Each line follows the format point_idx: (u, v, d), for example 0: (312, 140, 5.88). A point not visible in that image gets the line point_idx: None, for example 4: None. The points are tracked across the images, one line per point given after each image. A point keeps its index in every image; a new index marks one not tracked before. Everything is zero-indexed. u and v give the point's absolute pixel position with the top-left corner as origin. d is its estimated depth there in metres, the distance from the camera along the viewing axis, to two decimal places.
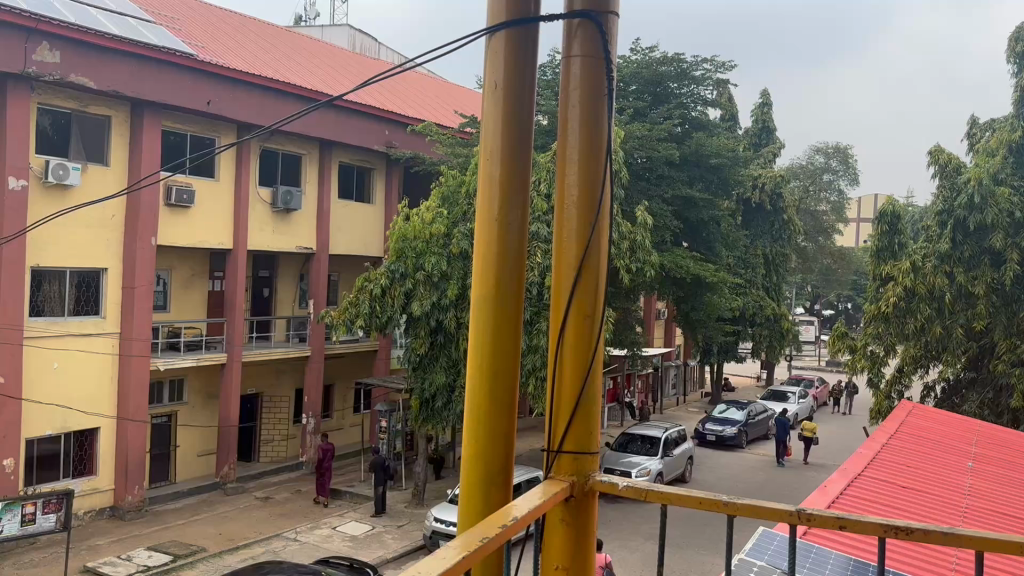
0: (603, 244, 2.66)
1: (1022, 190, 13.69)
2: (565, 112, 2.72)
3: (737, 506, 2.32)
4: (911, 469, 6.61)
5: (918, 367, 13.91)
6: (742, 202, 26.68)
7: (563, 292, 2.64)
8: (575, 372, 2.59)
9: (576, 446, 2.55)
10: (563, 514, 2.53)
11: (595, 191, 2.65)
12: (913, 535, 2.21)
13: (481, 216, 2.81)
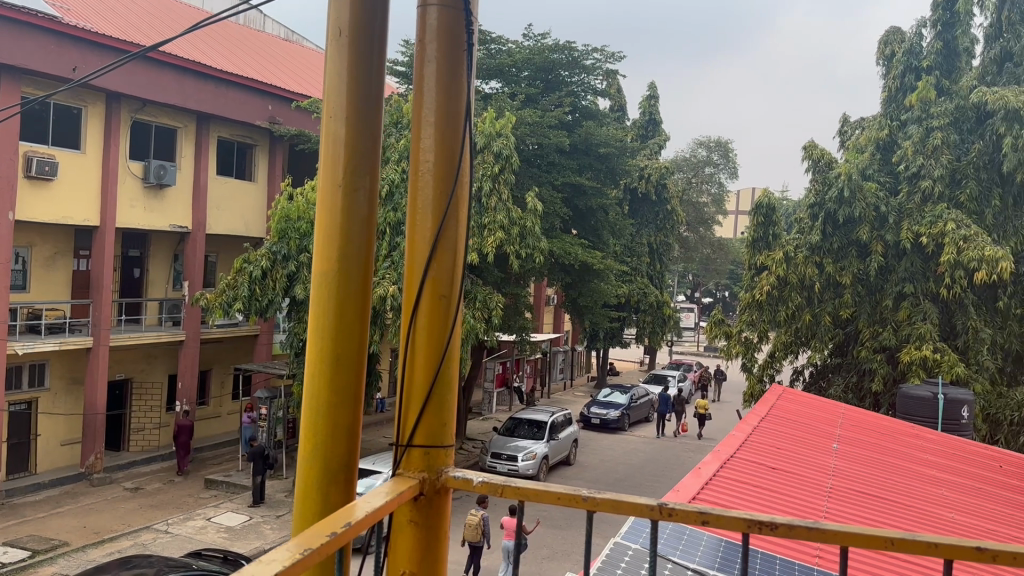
0: (462, 216, 2.44)
1: (887, 186, 14.51)
2: (420, 69, 2.47)
3: (595, 500, 2.14)
4: (780, 451, 6.83)
5: (788, 352, 14.57)
6: (629, 192, 27.20)
7: (416, 268, 2.39)
8: (429, 356, 2.35)
9: (428, 440, 2.30)
10: (412, 514, 2.27)
11: (454, 159, 2.42)
12: (774, 530, 2.09)
13: (322, 183, 2.45)
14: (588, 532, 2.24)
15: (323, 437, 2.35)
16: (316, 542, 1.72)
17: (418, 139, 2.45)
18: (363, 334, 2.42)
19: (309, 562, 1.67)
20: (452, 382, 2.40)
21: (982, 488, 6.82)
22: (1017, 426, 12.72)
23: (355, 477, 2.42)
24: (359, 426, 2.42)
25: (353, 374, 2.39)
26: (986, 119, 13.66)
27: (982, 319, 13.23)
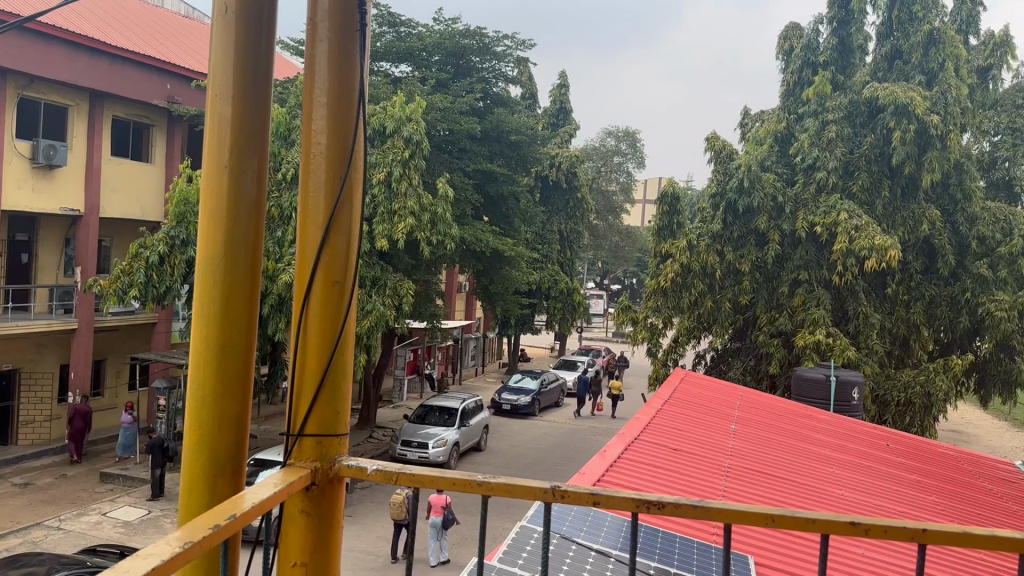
0: (356, 199, 2.28)
1: (784, 177, 15.10)
2: (311, 46, 2.30)
3: (490, 485, 2.07)
4: (682, 433, 7.03)
5: (691, 337, 15.04)
6: (540, 179, 27.36)
7: (308, 253, 2.23)
8: (322, 346, 2.19)
9: (320, 428, 2.16)
10: (303, 505, 2.13)
11: (347, 140, 2.26)
12: (663, 509, 1.99)
13: (207, 167, 2.32)
14: (483, 515, 2.18)
15: (209, 428, 2.24)
16: (197, 535, 1.67)
17: (309, 120, 2.28)
18: (252, 323, 2.31)
19: (190, 556, 1.61)
20: (348, 368, 2.26)
21: (870, 465, 7.20)
22: (902, 405, 13.46)
23: (245, 467, 2.33)
24: (248, 417, 2.32)
25: (240, 364, 2.29)
26: (877, 113, 14.33)
27: (870, 305, 13.94)
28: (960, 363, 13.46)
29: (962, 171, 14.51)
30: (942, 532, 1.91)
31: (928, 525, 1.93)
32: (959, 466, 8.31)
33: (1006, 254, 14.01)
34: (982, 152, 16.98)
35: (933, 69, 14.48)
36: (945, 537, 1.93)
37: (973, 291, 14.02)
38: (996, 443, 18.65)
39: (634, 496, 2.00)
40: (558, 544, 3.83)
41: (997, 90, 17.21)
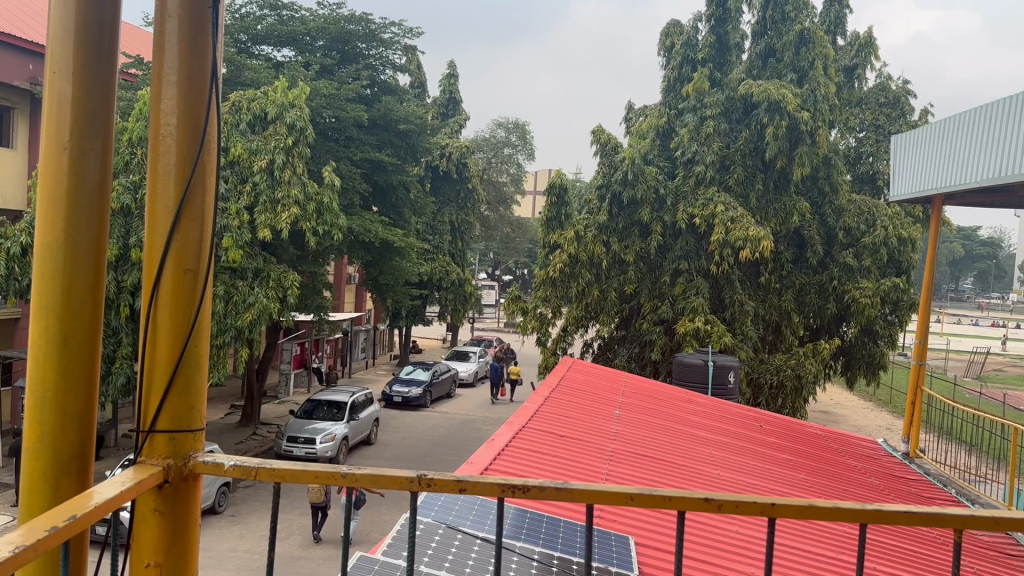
0: (209, 185, 2.18)
1: (666, 169, 15.58)
2: (159, 24, 2.17)
3: (353, 476, 2.03)
4: (568, 419, 7.17)
5: (579, 326, 15.30)
6: (430, 169, 27.19)
7: (157, 240, 2.11)
8: (173, 338, 2.09)
9: (173, 424, 2.07)
10: (155, 504, 2.04)
11: (198, 123, 2.15)
12: (526, 492, 2.00)
13: (44, 148, 2.17)
14: (347, 507, 2.14)
15: (50, 425, 2.11)
16: (33, 539, 1.57)
17: (158, 99, 2.16)
18: (95, 313, 2.19)
19: (22, 560, 1.52)
20: (203, 359, 2.17)
21: (745, 445, 7.56)
22: (775, 388, 14.15)
23: (92, 466, 2.21)
24: (94, 413, 2.20)
25: (84, 357, 2.16)
26: (751, 109, 14.99)
27: (745, 293, 14.59)
28: (827, 348, 14.29)
29: (830, 166, 15.40)
30: (791, 505, 1.94)
31: (778, 498, 1.97)
32: (826, 445, 8.83)
33: (868, 244, 14.91)
34: (848, 148, 18.01)
35: (803, 68, 15.25)
36: (793, 510, 1.95)
37: (839, 279, 14.95)
38: (861, 422, 19.93)
39: (496, 482, 2.00)
40: (439, 533, 3.82)
41: (861, 89, 18.32)
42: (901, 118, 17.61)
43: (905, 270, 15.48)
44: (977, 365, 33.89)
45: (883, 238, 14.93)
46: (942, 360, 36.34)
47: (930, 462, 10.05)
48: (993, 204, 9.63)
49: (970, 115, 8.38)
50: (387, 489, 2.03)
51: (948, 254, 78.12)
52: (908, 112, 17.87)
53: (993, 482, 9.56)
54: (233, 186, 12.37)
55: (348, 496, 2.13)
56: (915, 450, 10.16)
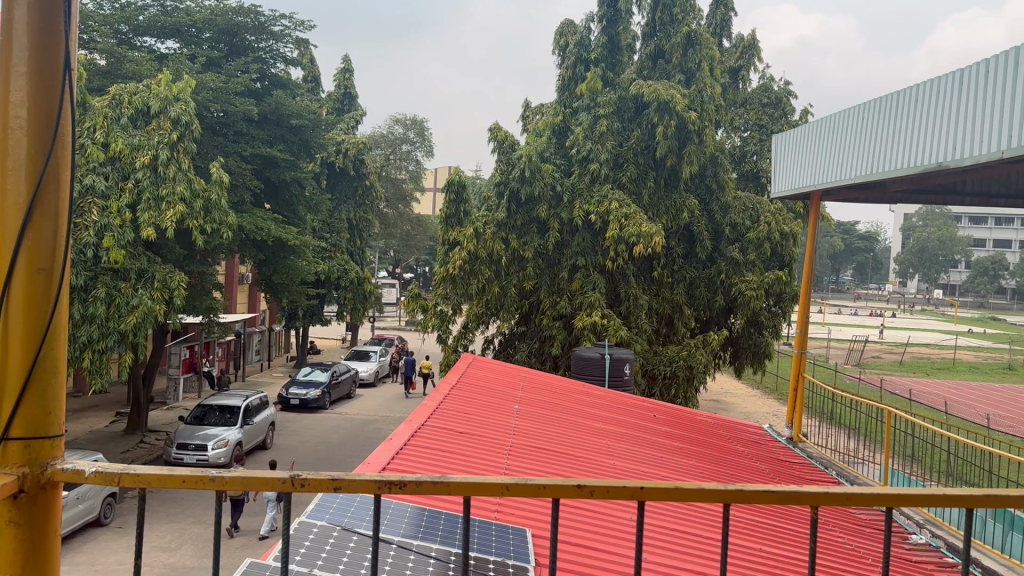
0: (64, 181, 2.07)
1: (562, 167, 15.80)
2: (7, 12, 2.05)
3: (223, 480, 1.99)
4: (468, 416, 7.16)
5: (480, 323, 15.28)
6: (326, 166, 26.65)
7: (6, 239, 1.99)
8: (26, 342, 1.98)
9: (27, 432, 1.97)
10: (11, 516, 1.94)
11: (49, 116, 2.05)
12: (403, 488, 2.01)
13: None
14: (217, 511, 2.09)
15: None
16: None
17: (5, 89, 2.03)
18: None
19: None
20: (60, 365, 2.07)
21: (639, 435, 7.78)
22: (668, 378, 14.59)
23: None
24: None
25: None
26: (642, 109, 15.42)
27: (640, 287, 14.98)
28: (715, 339, 14.88)
29: (716, 164, 16.06)
30: (657, 489, 2.01)
31: (647, 483, 2.03)
32: (716, 432, 9.19)
33: (753, 239, 15.55)
34: (734, 147, 18.73)
35: (690, 69, 15.79)
36: (661, 493, 2.02)
37: (726, 273, 15.57)
38: (750, 409, 20.79)
39: (373, 479, 1.99)
40: (332, 535, 3.77)
41: (745, 90, 19.10)
42: (782, 119, 18.42)
43: (787, 263, 16.26)
44: (854, 352, 35.91)
45: (767, 233, 15.61)
46: (823, 348, 38.33)
47: (813, 446, 10.55)
48: (865, 200, 10.24)
49: (846, 116, 8.87)
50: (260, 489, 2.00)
51: (828, 248, 82.44)
52: (788, 113, 18.73)
53: (869, 462, 10.11)
54: (114, 184, 11.77)
55: (220, 499, 2.07)
56: (798, 434, 10.63)
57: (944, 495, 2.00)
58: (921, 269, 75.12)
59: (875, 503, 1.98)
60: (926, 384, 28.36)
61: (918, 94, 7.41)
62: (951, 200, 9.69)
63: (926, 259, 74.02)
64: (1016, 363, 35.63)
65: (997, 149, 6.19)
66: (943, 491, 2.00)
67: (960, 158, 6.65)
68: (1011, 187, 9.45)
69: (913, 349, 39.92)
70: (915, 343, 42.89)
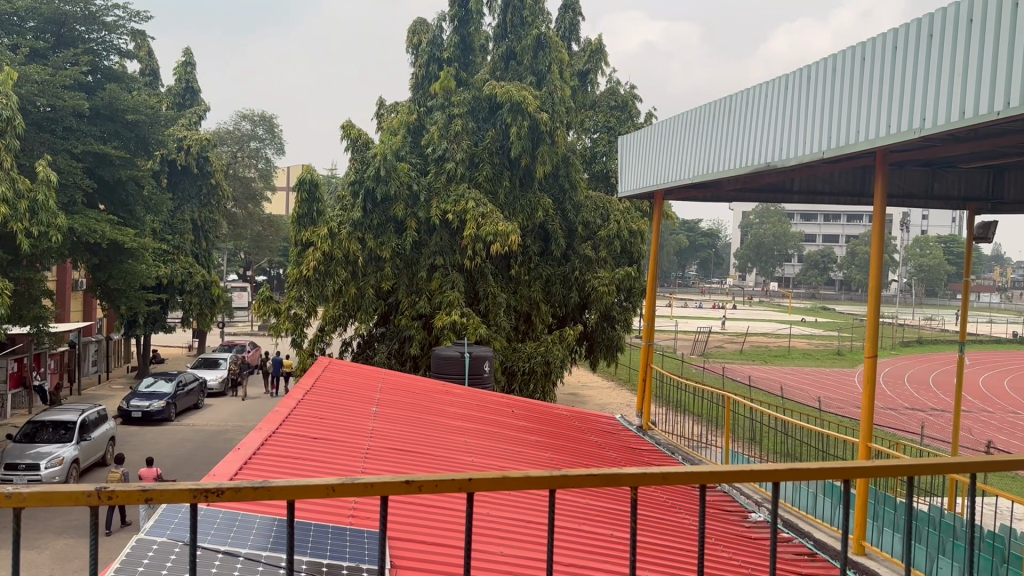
0: None
1: (418, 166, 15.68)
2: None
3: (20, 495, 1.84)
4: (322, 420, 6.95)
5: (336, 326, 14.88)
6: (166, 163, 25.21)
7: None
8: None
9: None
10: None
11: None
12: (221, 496, 1.94)
13: None
14: (18, 530, 1.93)
15: None
16: None
17: None
18: None
19: None
20: None
21: (496, 431, 7.87)
22: (527, 374, 14.82)
23: None
24: None
25: None
26: (496, 109, 15.64)
27: (497, 285, 15.16)
28: (571, 334, 15.29)
29: (568, 165, 16.49)
30: (485, 479, 2.04)
31: (475, 474, 2.06)
32: (571, 424, 9.43)
33: (604, 237, 16.15)
34: (584, 148, 19.27)
35: (541, 71, 16.14)
36: (488, 483, 2.06)
37: (580, 270, 16.05)
38: (605, 400, 21.46)
39: (188, 486, 1.93)
40: (160, 548, 3.58)
41: (593, 92, 19.70)
42: (629, 121, 19.15)
43: (636, 260, 16.92)
44: (700, 343, 37.84)
45: (616, 231, 16.21)
46: (672, 340, 40.09)
47: (661, 434, 10.98)
48: (704, 198, 10.78)
49: (687, 118, 9.32)
50: (60, 504, 1.87)
51: (675, 245, 86.41)
52: (634, 115, 19.47)
53: (712, 445, 10.64)
54: None
55: (20, 517, 1.92)
56: (648, 423, 11.04)
57: (749, 470, 2.15)
58: (759, 263, 80.25)
59: (690, 481, 2.10)
60: (764, 371, 30.23)
61: (751, 98, 7.90)
62: (781, 198, 10.38)
63: (763, 254, 79.14)
64: (841, 348, 38.79)
65: (819, 151, 6.75)
66: (755, 469, 2.13)
67: (788, 158, 7.17)
68: (832, 185, 10.24)
69: (753, 338, 42.58)
70: (754, 332, 45.75)
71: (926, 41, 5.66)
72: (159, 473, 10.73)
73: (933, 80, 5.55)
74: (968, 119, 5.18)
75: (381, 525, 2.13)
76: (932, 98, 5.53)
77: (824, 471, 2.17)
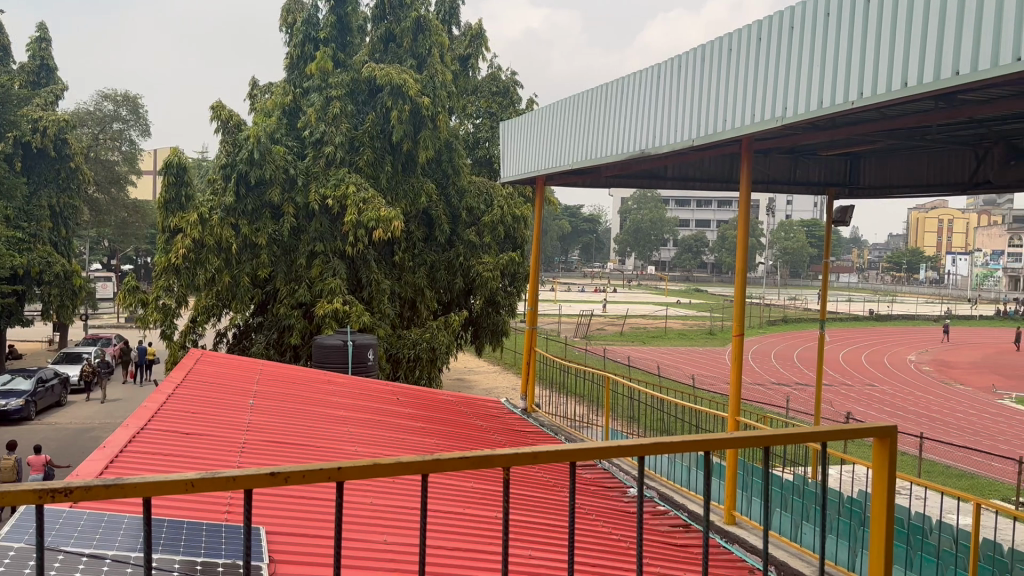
0: None
1: (294, 149, 15.24)
2: None
3: None
4: (195, 414, 6.66)
5: (209, 316, 14.27)
6: (19, 145, 23.46)
7: None
8: None
9: None
10: None
11: None
12: (70, 498, 1.83)
13: None
14: None
15: None
16: None
17: None
18: None
19: None
20: None
21: (379, 419, 7.78)
22: (412, 361, 14.72)
23: None
24: None
25: None
26: (375, 93, 15.48)
27: (380, 273, 14.95)
28: (456, 320, 15.30)
29: (451, 150, 16.41)
30: (354, 467, 2.01)
31: (343, 463, 2.02)
32: (456, 409, 9.46)
33: (488, 223, 16.22)
34: (466, 133, 19.24)
35: (421, 54, 16.01)
36: (357, 472, 2.03)
37: (464, 256, 16.04)
38: (490, 385, 21.65)
39: (32, 487, 1.80)
40: (17, 551, 3.37)
41: (475, 78, 19.65)
42: (510, 107, 19.27)
43: (520, 245, 17.09)
44: (582, 327, 38.63)
45: (500, 217, 16.33)
46: (554, 323, 40.77)
47: (545, 415, 11.14)
48: (583, 184, 10.95)
49: (565, 105, 9.45)
50: None
51: (558, 231, 87.78)
52: (515, 102, 19.61)
53: (594, 426, 10.92)
54: None
55: None
56: (532, 405, 11.16)
57: (618, 445, 2.21)
58: (638, 248, 82.60)
59: (562, 459, 2.14)
60: (642, 352, 31.19)
61: (627, 86, 8.08)
62: (656, 184, 10.67)
63: (641, 239, 81.57)
64: (714, 328, 40.58)
65: (690, 138, 7.00)
66: (619, 442, 2.20)
67: (662, 146, 7.38)
68: (703, 172, 10.64)
69: (632, 320, 43.87)
70: (633, 315, 47.06)
71: (787, 33, 5.97)
72: (50, 458, 10.41)
73: (795, 73, 5.85)
74: (826, 108, 5.50)
75: (244, 521, 2.06)
76: (793, 88, 5.84)
77: (688, 443, 2.25)
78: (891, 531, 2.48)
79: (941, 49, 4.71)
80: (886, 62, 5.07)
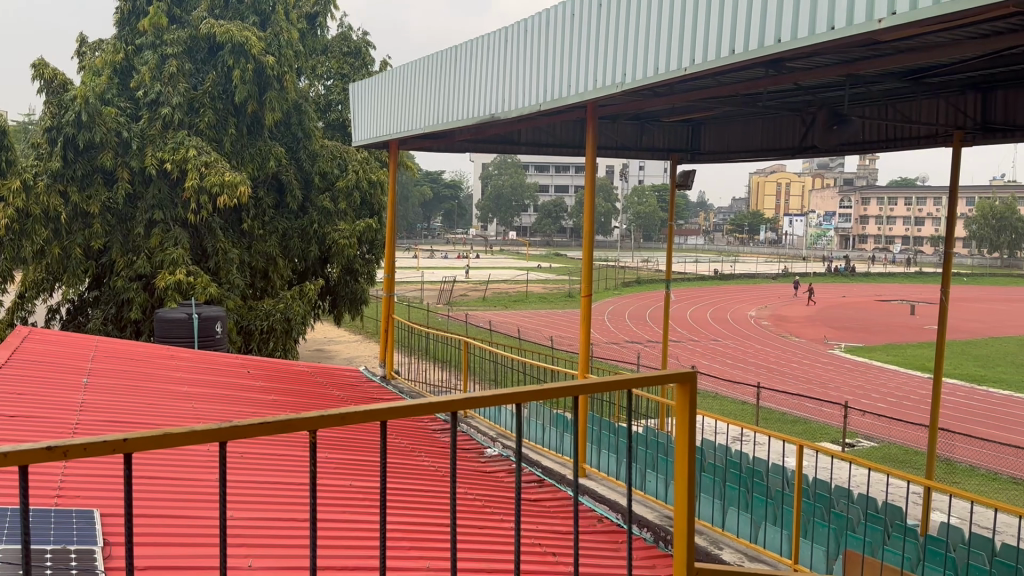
0: None
1: (129, 110, 14.27)
2: None
3: None
4: (18, 395, 6.19)
5: (39, 291, 13.30)
6: None
7: None
8: None
9: None
10: None
11: None
12: None
13: None
14: None
15: None
16: None
17: None
18: None
19: None
20: None
21: (225, 393, 7.52)
22: (265, 332, 14.32)
23: None
24: None
25: None
26: (216, 51, 14.70)
27: (228, 241, 14.33)
28: (311, 289, 14.98)
29: (301, 112, 15.93)
30: (144, 439, 1.93)
31: (131, 434, 1.94)
32: (311, 379, 9.28)
33: (343, 188, 15.91)
34: (317, 95, 18.69)
35: (264, 11, 15.49)
36: (147, 443, 1.95)
37: (318, 223, 15.68)
38: (351, 353, 21.40)
39: None
40: None
41: (324, 37, 19.07)
42: (362, 69, 18.86)
43: (376, 211, 16.85)
44: (444, 293, 38.74)
45: (355, 182, 16.04)
46: (415, 290, 40.66)
47: (404, 381, 11.11)
48: (437, 149, 10.89)
49: (413, 69, 9.32)
50: None
51: (421, 197, 87.24)
52: (367, 63, 19.18)
53: (452, 389, 11.05)
54: None
55: None
56: (391, 371, 11.10)
57: (431, 403, 2.23)
58: (500, 213, 83.31)
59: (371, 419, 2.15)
60: (502, 315, 31.70)
61: (474, 50, 8.06)
62: (509, 150, 10.73)
63: (502, 204, 82.31)
64: (572, 290, 41.73)
65: (536, 102, 7.08)
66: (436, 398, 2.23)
67: (507, 110, 7.44)
68: (555, 137, 10.82)
69: (494, 285, 44.36)
70: (494, 280, 47.69)
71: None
72: None
73: (632, 39, 6.02)
74: (661, 74, 5.71)
75: (24, 500, 1.92)
76: (630, 54, 6.00)
77: (502, 396, 2.29)
78: (695, 465, 2.62)
79: (765, 18, 4.96)
80: (714, 31, 5.31)
